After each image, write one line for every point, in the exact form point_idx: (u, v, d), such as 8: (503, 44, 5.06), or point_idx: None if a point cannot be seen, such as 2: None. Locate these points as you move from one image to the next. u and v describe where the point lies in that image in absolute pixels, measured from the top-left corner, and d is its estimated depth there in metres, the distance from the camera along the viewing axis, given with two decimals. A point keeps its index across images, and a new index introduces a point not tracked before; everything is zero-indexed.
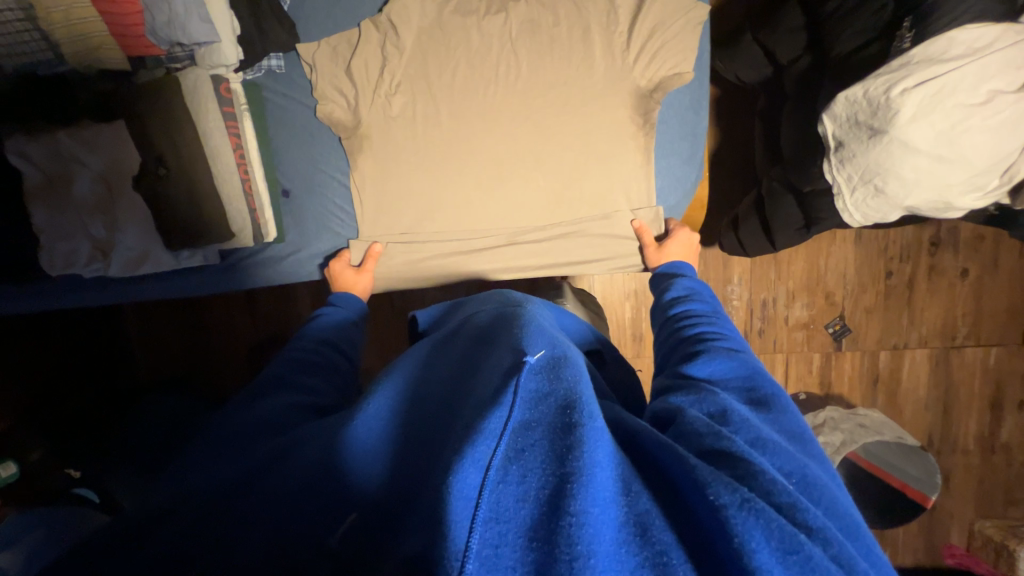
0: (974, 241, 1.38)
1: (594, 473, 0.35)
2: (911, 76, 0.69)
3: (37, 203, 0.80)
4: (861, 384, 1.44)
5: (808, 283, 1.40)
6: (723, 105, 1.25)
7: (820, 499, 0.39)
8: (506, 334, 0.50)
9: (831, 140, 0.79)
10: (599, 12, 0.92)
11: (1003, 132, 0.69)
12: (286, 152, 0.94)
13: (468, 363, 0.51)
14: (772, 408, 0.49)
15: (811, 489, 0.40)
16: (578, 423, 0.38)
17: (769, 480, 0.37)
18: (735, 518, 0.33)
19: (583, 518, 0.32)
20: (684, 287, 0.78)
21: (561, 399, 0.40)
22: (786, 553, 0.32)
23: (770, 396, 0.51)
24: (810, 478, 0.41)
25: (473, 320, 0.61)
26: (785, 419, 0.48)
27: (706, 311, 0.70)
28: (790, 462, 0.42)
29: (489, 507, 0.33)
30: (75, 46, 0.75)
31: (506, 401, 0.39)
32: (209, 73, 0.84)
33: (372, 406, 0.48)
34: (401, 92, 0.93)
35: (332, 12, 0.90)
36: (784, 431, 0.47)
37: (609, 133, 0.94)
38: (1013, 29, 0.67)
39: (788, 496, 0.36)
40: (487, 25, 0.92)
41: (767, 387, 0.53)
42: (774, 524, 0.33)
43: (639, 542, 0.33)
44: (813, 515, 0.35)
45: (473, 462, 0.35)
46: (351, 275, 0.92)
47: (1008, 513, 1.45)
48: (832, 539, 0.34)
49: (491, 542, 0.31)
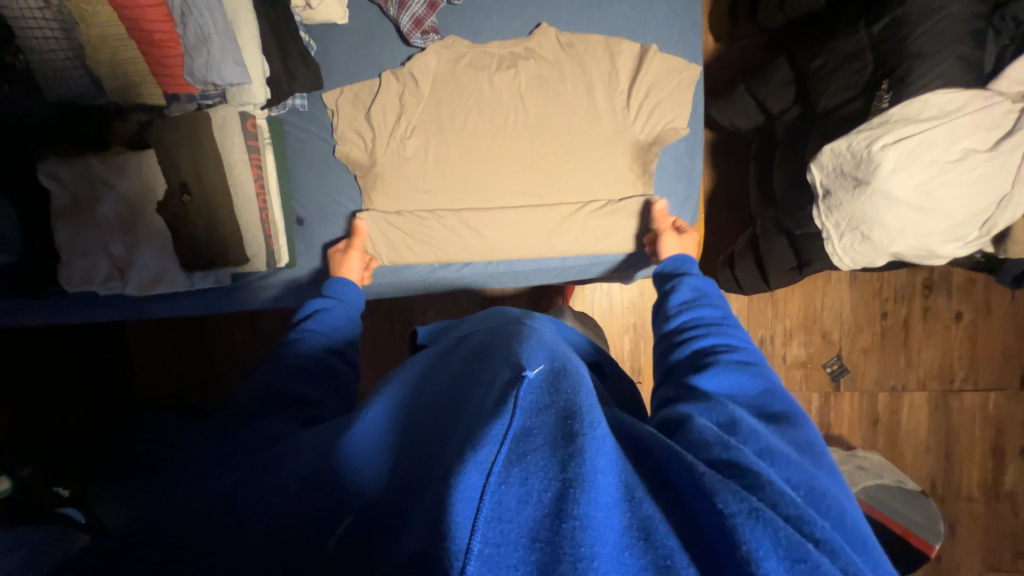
0: (967, 286, 1.41)
1: (596, 478, 0.36)
2: (891, 133, 0.74)
3: (61, 222, 0.84)
4: (860, 425, 1.43)
5: (804, 322, 1.42)
6: (717, 150, 1.32)
7: (827, 511, 0.41)
8: (506, 350, 0.51)
9: (819, 188, 0.83)
10: (601, 68, 0.99)
11: (977, 186, 0.74)
12: (303, 184, 1.00)
13: (467, 376, 0.52)
14: (781, 423, 0.51)
15: (819, 502, 0.41)
16: (578, 432, 0.39)
17: (776, 492, 0.38)
18: (743, 526, 0.34)
19: (586, 521, 0.33)
20: (691, 288, 0.78)
21: (562, 409, 0.41)
22: (794, 562, 0.33)
23: (782, 413, 0.53)
24: (818, 490, 0.42)
25: (472, 336, 0.63)
26: (795, 433, 0.50)
27: (714, 316, 0.71)
28: (799, 474, 0.43)
29: (491, 507, 0.33)
30: (115, 82, 0.80)
31: (507, 409, 0.40)
32: (238, 110, 0.87)
33: (369, 415, 0.51)
34: (416, 135, 0.99)
35: (355, 62, 0.98)
36: (794, 443, 0.48)
37: (610, 176, 0.99)
38: (982, 95, 0.72)
39: (795, 508, 0.37)
40: (497, 79, 0.99)
41: (777, 404, 0.54)
42: (780, 533, 0.34)
43: (642, 546, 0.34)
44: (820, 527, 0.36)
45: (475, 464, 0.36)
46: (340, 258, 0.94)
47: (1017, 567, 1.41)
48: (840, 551, 0.35)
49: (493, 541, 0.32)
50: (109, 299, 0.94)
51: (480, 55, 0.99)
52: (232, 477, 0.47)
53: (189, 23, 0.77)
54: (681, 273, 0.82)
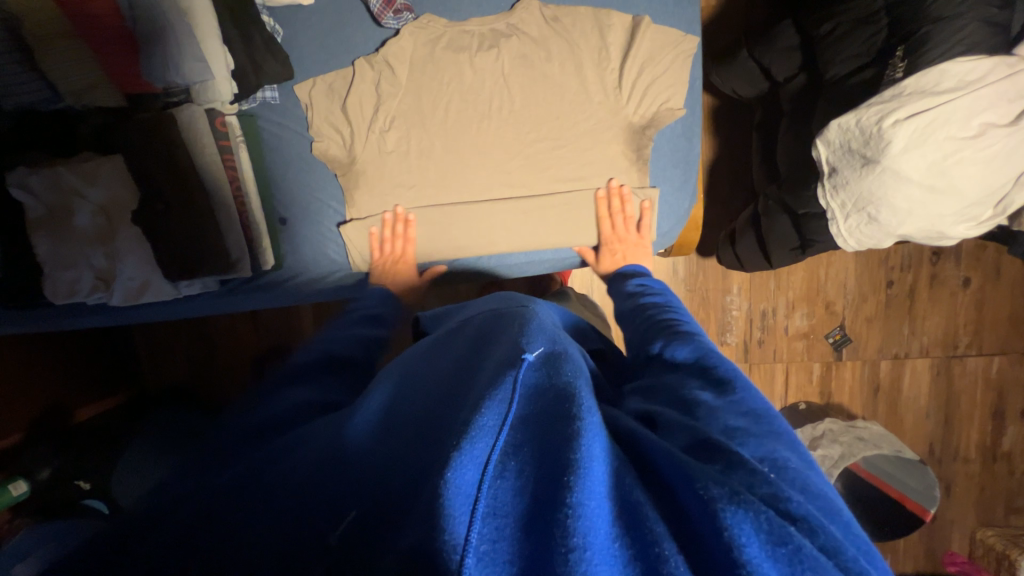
0: (976, 251, 1.38)
1: (592, 465, 0.34)
2: (904, 107, 0.68)
3: (39, 235, 0.81)
4: (861, 393, 1.43)
5: (808, 294, 1.40)
6: (718, 120, 1.25)
7: (793, 481, 0.38)
8: (508, 333, 0.50)
9: (825, 166, 0.79)
10: (590, 45, 0.92)
11: (996, 163, 0.70)
12: (282, 182, 0.94)
13: (469, 361, 0.50)
14: (734, 389, 0.48)
15: (784, 473, 0.38)
16: (574, 415, 0.37)
17: (750, 473, 0.36)
18: (726, 511, 0.32)
19: (579, 510, 0.31)
20: (639, 285, 0.80)
21: (558, 392, 0.40)
22: (776, 546, 0.30)
23: (727, 379, 0.50)
24: (781, 461, 0.39)
25: (472, 320, 0.62)
26: (751, 399, 0.47)
27: (662, 302, 0.73)
28: (762, 449, 0.40)
29: (487, 503, 0.33)
30: (73, 85, 0.75)
31: (502, 397, 0.39)
32: (203, 107, 0.83)
33: (369, 403, 0.51)
34: (396, 126, 0.94)
35: (328, 49, 0.92)
36: (744, 412, 0.45)
37: (602, 160, 0.95)
38: (1005, 62, 0.67)
39: (769, 487, 0.35)
40: (479, 60, 0.93)
41: (722, 364, 0.53)
42: (763, 515, 0.32)
43: (629, 537, 0.33)
44: (797, 504, 0.34)
45: (470, 458, 0.35)
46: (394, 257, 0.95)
47: (1009, 521, 1.46)
48: (819, 529, 0.33)
49: (489, 538, 0.31)
50: (94, 307, 0.92)
51: (459, 34, 0.92)
52: (234, 468, 0.45)
53: (139, 18, 0.73)
54: (637, 276, 0.84)
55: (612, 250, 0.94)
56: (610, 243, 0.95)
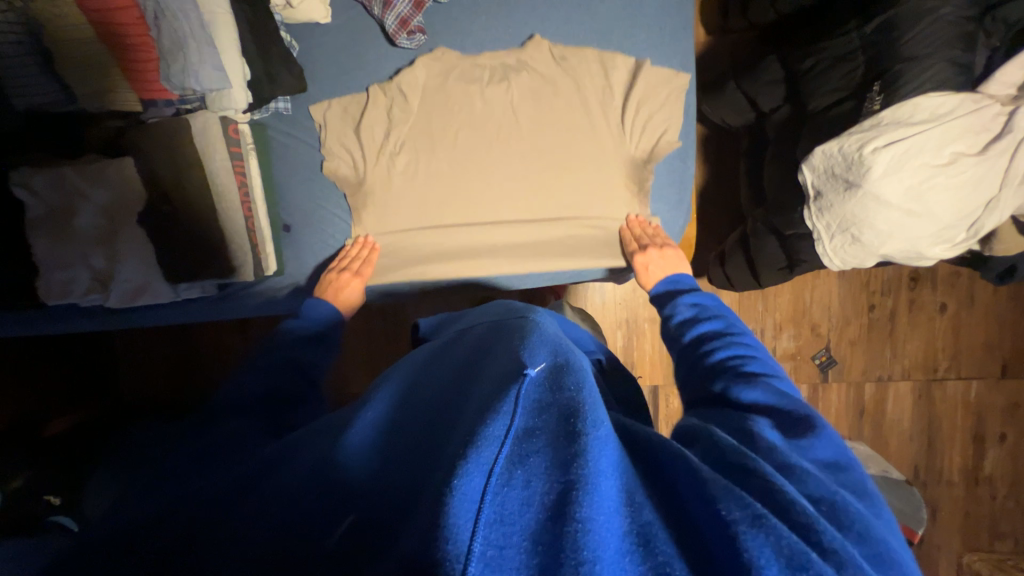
0: (951, 278, 1.44)
1: (599, 481, 0.35)
2: (883, 136, 0.74)
3: (39, 234, 0.80)
4: (848, 414, 1.46)
5: (794, 315, 1.44)
6: (708, 146, 1.32)
7: (852, 526, 0.37)
8: (508, 345, 0.51)
9: (810, 188, 0.84)
10: (591, 69, 0.98)
11: (968, 190, 0.75)
12: (289, 191, 0.97)
13: (469, 373, 0.51)
14: (812, 431, 0.48)
15: (841, 516, 0.38)
16: (580, 432, 0.38)
17: (791, 501, 0.36)
18: (746, 534, 0.33)
19: (589, 525, 0.32)
20: (689, 304, 0.79)
21: (563, 409, 0.41)
22: (796, 570, 0.31)
23: (805, 419, 0.50)
24: (840, 505, 0.39)
25: (471, 331, 0.63)
26: (824, 446, 0.47)
27: (719, 327, 0.72)
28: (821, 488, 0.40)
29: (493, 509, 0.33)
30: (87, 88, 0.77)
31: (508, 409, 0.39)
32: (218, 115, 0.85)
33: (367, 415, 0.49)
34: (403, 139, 0.97)
35: (340, 64, 0.96)
36: (818, 460, 0.46)
37: (600, 178, 0.99)
38: (972, 98, 0.74)
39: (806, 515, 0.35)
40: (485, 81, 0.97)
41: (800, 407, 0.52)
42: (784, 540, 0.32)
43: (642, 552, 0.33)
44: (830, 536, 0.34)
45: (477, 465, 0.35)
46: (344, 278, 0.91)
47: (993, 547, 1.47)
48: (847, 562, 0.32)
49: (495, 544, 0.31)
50: (85, 310, 0.90)
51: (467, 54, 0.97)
52: (231, 472, 0.46)
53: (163, 26, 0.74)
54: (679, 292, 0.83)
55: (646, 266, 0.94)
56: (642, 260, 0.95)
